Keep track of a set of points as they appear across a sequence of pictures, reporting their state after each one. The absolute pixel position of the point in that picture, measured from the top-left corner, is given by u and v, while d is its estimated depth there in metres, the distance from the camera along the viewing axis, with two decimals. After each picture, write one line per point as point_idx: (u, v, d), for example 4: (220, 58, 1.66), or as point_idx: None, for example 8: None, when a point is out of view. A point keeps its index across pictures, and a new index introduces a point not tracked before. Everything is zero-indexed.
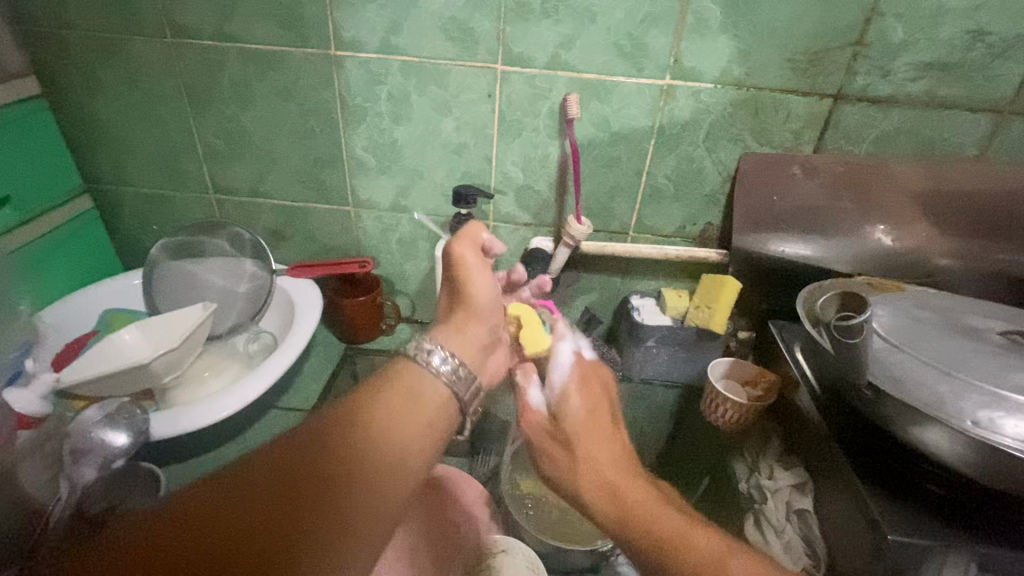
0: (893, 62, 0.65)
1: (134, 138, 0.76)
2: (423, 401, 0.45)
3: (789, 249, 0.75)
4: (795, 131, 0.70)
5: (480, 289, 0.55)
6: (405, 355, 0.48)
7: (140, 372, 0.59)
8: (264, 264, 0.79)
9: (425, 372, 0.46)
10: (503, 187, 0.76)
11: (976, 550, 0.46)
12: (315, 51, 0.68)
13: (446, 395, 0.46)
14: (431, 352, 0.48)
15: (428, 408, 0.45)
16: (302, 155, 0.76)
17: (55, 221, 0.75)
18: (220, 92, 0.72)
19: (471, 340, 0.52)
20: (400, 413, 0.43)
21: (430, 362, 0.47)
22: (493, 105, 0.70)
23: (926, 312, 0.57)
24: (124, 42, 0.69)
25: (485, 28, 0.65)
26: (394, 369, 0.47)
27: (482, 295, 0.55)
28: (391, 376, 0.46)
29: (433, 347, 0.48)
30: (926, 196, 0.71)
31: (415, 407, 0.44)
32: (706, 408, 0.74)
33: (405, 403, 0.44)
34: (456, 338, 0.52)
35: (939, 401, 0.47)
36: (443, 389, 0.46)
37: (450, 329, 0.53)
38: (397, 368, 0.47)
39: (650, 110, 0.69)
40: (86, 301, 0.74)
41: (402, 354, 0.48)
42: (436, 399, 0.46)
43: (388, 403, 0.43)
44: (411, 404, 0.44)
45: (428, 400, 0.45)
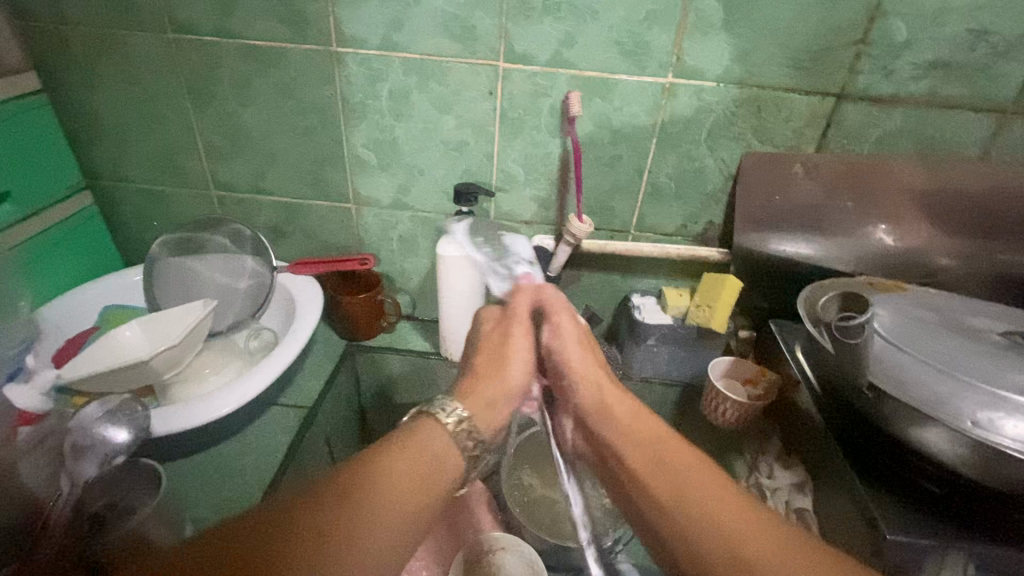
0: (896, 61, 0.65)
1: (134, 134, 0.76)
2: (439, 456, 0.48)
3: (790, 249, 0.74)
4: (797, 130, 0.70)
5: (518, 363, 0.61)
6: (428, 411, 0.51)
7: (139, 369, 0.59)
8: (264, 261, 0.79)
9: (446, 429, 0.50)
10: (504, 185, 0.76)
11: (971, 549, 0.47)
12: (316, 48, 0.67)
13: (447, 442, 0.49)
14: (449, 410, 0.52)
15: (445, 460, 0.48)
16: (303, 152, 0.76)
17: (55, 217, 0.75)
18: (221, 89, 0.72)
19: (501, 409, 0.57)
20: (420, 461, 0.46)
21: (446, 417, 0.51)
22: (494, 103, 0.70)
23: (927, 312, 0.57)
24: (124, 38, 0.69)
25: (487, 26, 0.65)
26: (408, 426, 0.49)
27: (519, 378, 0.60)
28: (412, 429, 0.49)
29: (450, 406, 0.52)
30: (927, 196, 0.71)
31: (432, 460, 0.47)
32: (706, 407, 0.74)
33: (424, 453, 0.47)
34: (480, 403, 0.55)
35: (939, 402, 0.47)
36: (461, 447, 0.50)
37: (476, 391, 0.56)
38: (413, 423, 0.50)
39: (652, 109, 0.69)
40: (86, 298, 0.74)
41: (420, 410, 0.51)
42: (451, 452, 0.48)
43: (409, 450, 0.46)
44: (431, 456, 0.47)
45: (444, 452, 0.48)
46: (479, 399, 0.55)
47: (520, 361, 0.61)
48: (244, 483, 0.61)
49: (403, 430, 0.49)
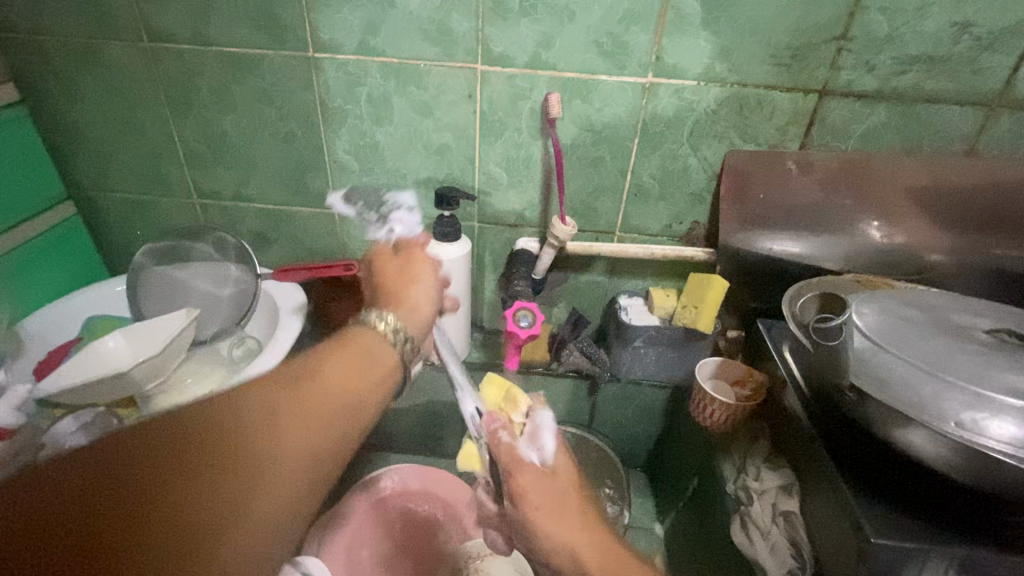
0: (878, 56, 0.64)
1: (115, 143, 0.76)
2: (370, 358, 0.49)
3: (777, 247, 0.74)
4: (780, 128, 0.69)
5: (426, 286, 0.59)
6: (360, 323, 0.52)
7: (119, 381, 0.60)
8: (248, 268, 0.78)
9: (375, 330, 0.51)
10: (487, 188, 0.76)
11: (954, 554, 0.45)
12: (293, 54, 0.67)
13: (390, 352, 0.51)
14: (380, 319, 0.52)
15: (372, 374, 0.48)
16: (283, 158, 0.75)
17: (35, 229, 0.74)
18: (199, 96, 0.71)
19: (427, 312, 0.56)
20: (356, 366, 0.48)
21: (379, 325, 0.51)
22: (474, 106, 0.69)
23: (912, 309, 0.56)
24: (101, 47, 0.69)
25: (464, 28, 0.64)
26: (346, 334, 0.51)
27: (430, 293, 0.58)
28: (342, 338, 0.50)
29: (381, 316, 0.52)
30: (913, 191, 0.71)
31: (360, 360, 0.48)
32: (694, 409, 0.73)
33: (343, 360, 0.48)
34: (407, 309, 0.55)
35: (923, 403, 0.46)
36: (397, 352, 0.51)
37: (396, 298, 0.56)
38: (349, 333, 0.51)
39: (633, 109, 0.68)
40: (71, 308, 0.74)
41: (353, 324, 0.52)
42: (383, 351, 0.50)
43: (339, 358, 0.48)
44: (346, 362, 0.48)
45: (370, 354, 0.49)
46: (402, 305, 0.55)
47: (431, 278, 0.60)
48: None
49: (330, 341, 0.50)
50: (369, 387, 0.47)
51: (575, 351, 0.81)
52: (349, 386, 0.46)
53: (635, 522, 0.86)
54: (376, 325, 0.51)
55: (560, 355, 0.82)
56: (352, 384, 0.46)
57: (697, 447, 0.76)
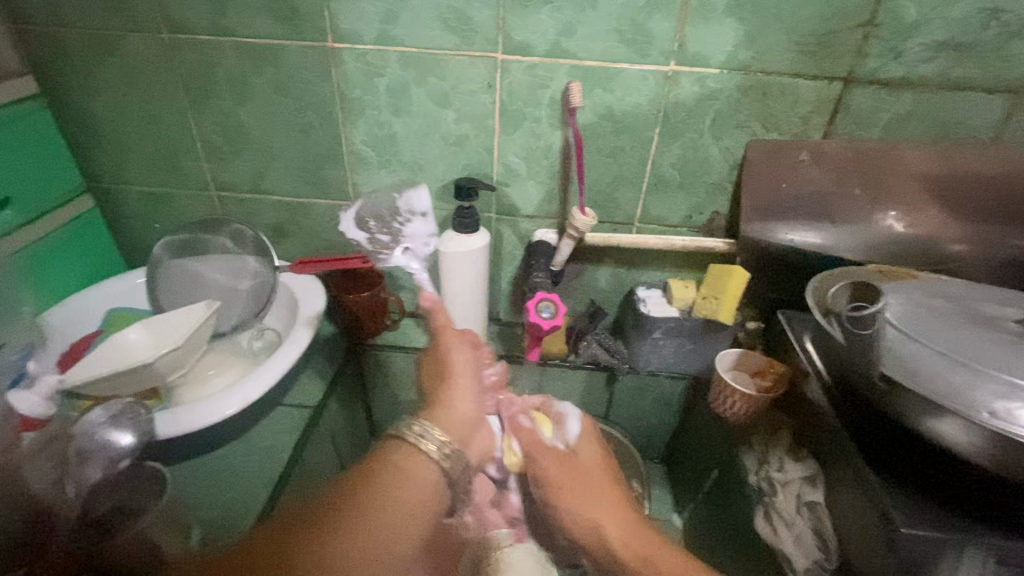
0: (905, 43, 0.63)
1: (133, 136, 0.76)
2: (414, 479, 0.47)
3: (797, 238, 0.73)
4: (803, 117, 0.69)
5: (467, 392, 0.59)
6: (400, 439, 0.50)
7: (144, 373, 0.60)
8: (267, 261, 0.78)
9: (419, 451, 0.49)
10: (505, 179, 0.75)
11: (988, 544, 0.45)
12: (312, 45, 0.67)
13: (436, 469, 0.48)
14: (419, 431, 0.50)
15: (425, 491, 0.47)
16: (302, 150, 0.75)
17: (55, 222, 0.75)
18: (217, 88, 0.71)
19: (463, 418, 0.55)
20: (397, 491, 0.45)
21: (419, 441, 0.49)
22: (494, 96, 0.69)
23: (939, 299, 0.56)
24: (120, 39, 0.68)
25: (484, 17, 0.63)
26: (383, 448, 0.49)
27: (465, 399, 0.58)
28: (388, 457, 0.48)
29: (421, 427, 0.50)
30: (936, 181, 0.70)
31: (396, 485, 0.46)
32: (714, 401, 0.73)
33: (393, 480, 0.46)
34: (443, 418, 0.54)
35: (955, 392, 0.45)
36: (439, 466, 0.49)
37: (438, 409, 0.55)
38: (386, 447, 0.49)
39: (654, 98, 0.67)
40: (92, 301, 0.74)
41: (390, 437, 0.50)
42: (431, 472, 0.48)
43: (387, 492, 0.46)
44: (397, 482, 0.46)
45: (418, 475, 0.47)
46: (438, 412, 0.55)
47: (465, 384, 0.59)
48: (252, 483, 0.60)
49: (375, 459, 0.48)
50: (420, 502, 0.46)
51: (592, 343, 0.81)
52: (399, 500, 0.45)
53: (653, 513, 0.86)
54: (424, 441, 0.49)
55: (578, 347, 0.82)
56: (409, 496, 0.46)
57: (715, 438, 0.76)
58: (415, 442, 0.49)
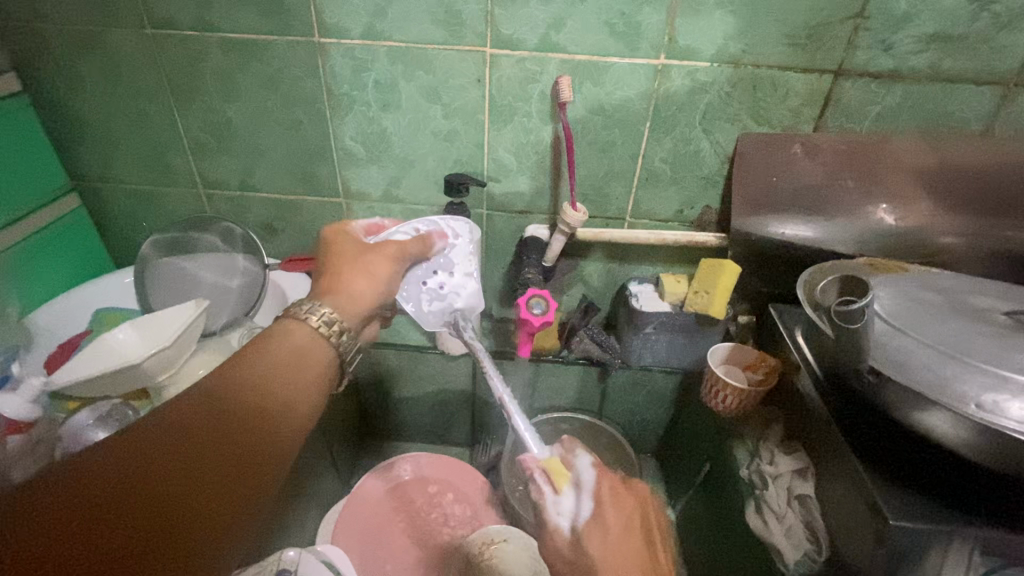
0: (895, 35, 0.63)
1: (118, 133, 0.75)
2: (310, 351, 0.46)
3: (788, 231, 0.73)
4: (793, 110, 0.68)
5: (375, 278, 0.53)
6: (288, 313, 0.47)
7: (132, 373, 0.59)
8: (256, 259, 0.78)
9: (318, 331, 0.47)
10: (496, 175, 0.75)
11: (976, 535, 0.46)
12: (298, 39, 0.66)
13: (326, 348, 0.47)
14: (315, 311, 0.47)
15: (311, 367, 0.46)
16: (290, 147, 0.74)
17: (42, 220, 0.74)
18: (203, 83, 0.70)
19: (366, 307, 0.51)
20: (297, 366, 0.45)
21: (311, 319, 0.47)
22: (483, 91, 0.68)
23: (929, 292, 0.56)
24: (102, 34, 0.67)
25: (473, 11, 0.63)
26: (275, 330, 0.46)
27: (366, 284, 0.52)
28: (278, 332, 0.46)
29: (314, 307, 0.48)
30: (927, 172, 0.70)
31: (297, 360, 0.45)
32: (706, 394, 0.73)
33: (288, 353, 0.45)
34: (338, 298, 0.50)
35: (945, 384, 0.45)
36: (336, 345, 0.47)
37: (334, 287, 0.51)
38: (279, 328, 0.46)
39: (644, 91, 0.67)
40: (78, 302, 0.73)
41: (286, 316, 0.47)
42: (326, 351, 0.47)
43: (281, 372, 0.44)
44: (295, 356, 0.45)
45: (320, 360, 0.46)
46: (342, 296, 0.50)
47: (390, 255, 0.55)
48: None
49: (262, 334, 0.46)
50: (316, 372, 0.46)
51: (585, 338, 0.80)
52: (299, 381, 0.44)
53: None
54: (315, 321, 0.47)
55: (570, 342, 0.81)
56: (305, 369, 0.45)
57: (707, 431, 0.76)
58: (302, 317, 0.47)
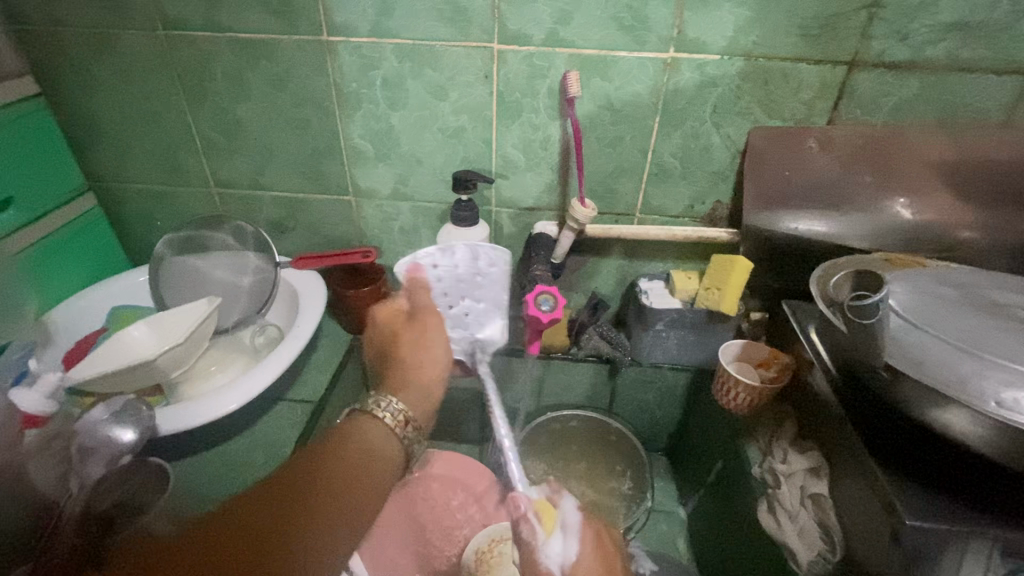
0: (911, 25, 0.61)
1: (132, 134, 0.76)
2: (379, 448, 0.50)
3: (802, 226, 0.72)
4: (806, 103, 0.67)
5: (436, 356, 0.61)
6: (363, 410, 0.53)
7: (147, 370, 0.60)
8: (268, 258, 0.78)
9: (388, 426, 0.51)
10: (504, 171, 0.75)
11: (996, 536, 0.44)
12: (307, 38, 0.66)
13: (391, 436, 0.51)
14: (385, 407, 0.52)
15: (381, 459, 0.49)
16: (299, 145, 0.75)
17: (60, 220, 0.75)
18: (214, 84, 0.71)
19: (428, 393, 0.58)
20: (367, 460, 0.48)
21: (383, 414, 0.52)
22: (491, 87, 0.68)
23: (947, 287, 0.55)
24: (115, 36, 0.68)
25: (480, 7, 0.63)
26: (352, 424, 0.51)
27: (432, 372, 0.59)
28: (350, 430, 0.51)
29: (385, 402, 0.53)
30: (944, 165, 0.68)
31: (365, 462, 0.48)
32: (717, 391, 0.72)
33: (362, 446, 0.49)
34: (411, 392, 0.56)
35: (964, 382, 0.44)
36: (399, 440, 0.51)
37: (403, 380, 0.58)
38: (355, 423, 0.51)
39: (653, 86, 0.66)
40: (95, 299, 0.75)
41: (358, 412, 0.53)
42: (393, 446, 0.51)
43: (345, 460, 0.47)
44: (368, 450, 0.49)
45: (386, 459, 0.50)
46: (415, 393, 0.56)
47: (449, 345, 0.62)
48: (253, 479, 0.61)
49: (337, 430, 0.51)
50: (386, 465, 0.50)
51: (593, 335, 0.81)
52: (367, 474, 0.48)
53: (658, 506, 0.86)
54: (387, 417, 0.52)
55: (579, 340, 0.81)
56: (380, 466, 0.49)
57: (718, 430, 0.75)
58: (373, 411, 0.52)
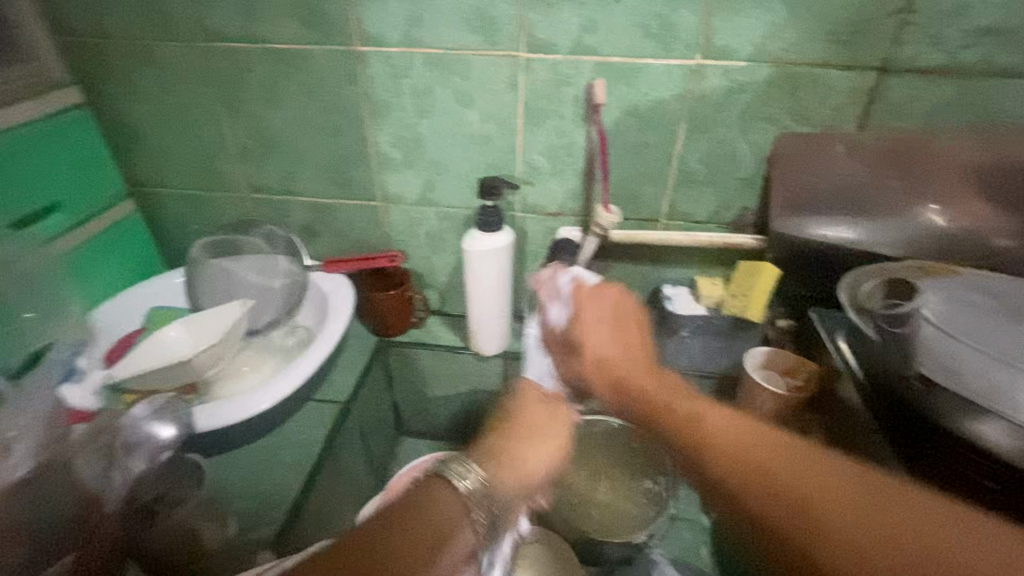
0: (944, 29, 0.60)
1: (171, 141, 0.79)
2: (446, 520, 0.47)
3: (832, 233, 0.70)
4: (835, 109, 0.67)
5: (541, 448, 0.56)
6: (442, 474, 0.49)
7: (185, 369, 0.62)
8: (298, 261, 0.81)
9: (462, 499, 0.48)
10: (529, 177, 0.75)
11: None
12: (339, 48, 0.68)
13: (462, 506, 0.48)
14: (465, 472, 0.49)
15: (442, 537, 0.45)
16: (330, 151, 0.77)
17: (102, 224, 0.79)
18: (251, 93, 0.73)
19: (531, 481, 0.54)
20: (431, 543, 0.45)
21: (461, 482, 0.48)
22: (517, 94, 0.69)
23: (981, 296, 0.54)
24: (157, 48, 0.71)
25: (508, 16, 0.64)
26: (426, 490, 0.48)
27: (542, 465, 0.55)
28: (426, 497, 0.48)
29: (468, 469, 0.50)
30: (980, 170, 0.66)
31: (429, 536, 0.45)
32: (741, 399, 0.71)
33: (430, 521, 0.46)
34: (518, 473, 0.53)
35: (995, 392, 0.45)
36: (473, 515, 0.48)
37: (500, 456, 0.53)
38: (431, 489, 0.48)
39: (679, 92, 0.67)
40: (134, 300, 0.78)
41: (436, 476, 0.49)
42: (464, 522, 0.47)
43: (405, 539, 0.44)
44: (434, 527, 0.46)
45: (457, 538, 0.46)
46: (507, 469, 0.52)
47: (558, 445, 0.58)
48: (284, 476, 0.63)
49: (412, 494, 0.48)
50: (448, 546, 0.45)
51: None
52: (426, 559, 0.44)
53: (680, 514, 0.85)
54: (461, 487, 0.48)
55: None
56: (444, 539, 0.46)
57: None
58: (455, 481, 0.49)
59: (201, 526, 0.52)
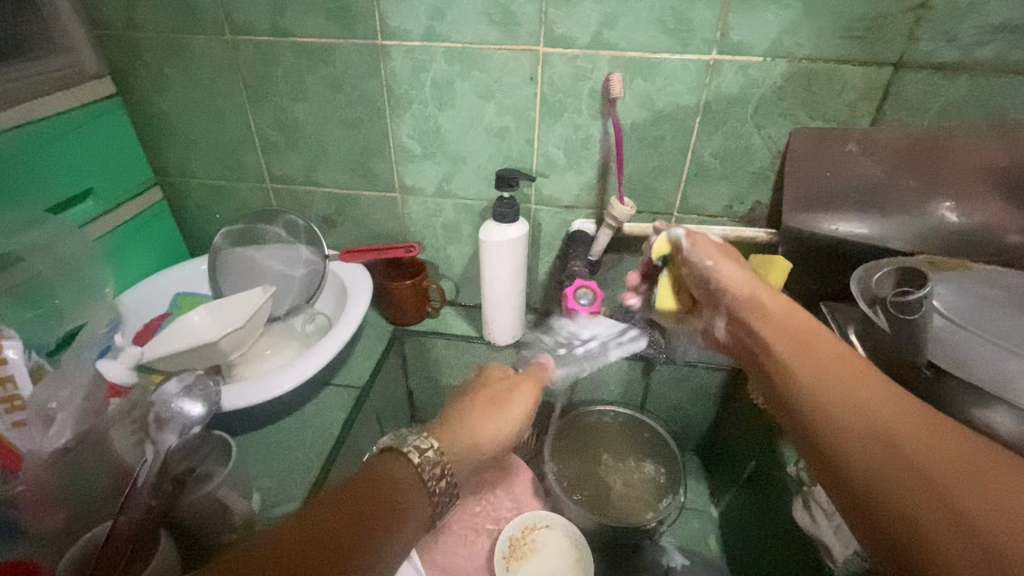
0: (960, 26, 0.61)
1: (197, 132, 0.81)
2: (404, 495, 0.43)
3: (842, 228, 0.72)
4: (849, 104, 0.67)
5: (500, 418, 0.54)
6: (394, 448, 0.46)
7: (211, 351, 0.64)
8: (318, 250, 0.83)
9: (417, 470, 0.45)
10: (545, 170, 0.77)
11: None
12: (363, 42, 0.70)
13: (416, 476, 0.45)
14: (419, 444, 0.47)
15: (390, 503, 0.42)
16: (351, 143, 0.79)
17: (130, 212, 0.81)
18: (275, 85, 0.75)
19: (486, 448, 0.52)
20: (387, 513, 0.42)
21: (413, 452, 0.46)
22: (535, 88, 0.71)
23: (993, 289, 0.55)
24: (186, 40, 0.73)
25: (528, 12, 0.65)
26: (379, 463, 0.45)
27: (495, 433, 0.53)
28: (379, 468, 0.45)
29: (424, 443, 0.47)
30: (997, 170, 0.67)
31: (387, 507, 0.42)
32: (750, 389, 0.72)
33: (384, 489, 0.43)
34: (457, 438, 0.51)
35: (1005, 382, 0.45)
36: (423, 477, 0.45)
37: (459, 431, 0.51)
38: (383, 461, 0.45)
39: (695, 87, 0.68)
40: (160, 284, 0.80)
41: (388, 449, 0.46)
42: (420, 500, 0.44)
43: (366, 515, 0.40)
44: (387, 492, 0.43)
45: (409, 513, 0.43)
46: (461, 439, 0.51)
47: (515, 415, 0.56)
48: (305, 456, 0.65)
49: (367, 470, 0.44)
50: (402, 517, 0.42)
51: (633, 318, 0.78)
52: (380, 521, 0.41)
53: (689, 503, 0.87)
54: (419, 461, 0.45)
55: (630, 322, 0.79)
56: (399, 517, 0.42)
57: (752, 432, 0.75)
58: (403, 451, 0.46)
59: (231, 499, 0.55)
